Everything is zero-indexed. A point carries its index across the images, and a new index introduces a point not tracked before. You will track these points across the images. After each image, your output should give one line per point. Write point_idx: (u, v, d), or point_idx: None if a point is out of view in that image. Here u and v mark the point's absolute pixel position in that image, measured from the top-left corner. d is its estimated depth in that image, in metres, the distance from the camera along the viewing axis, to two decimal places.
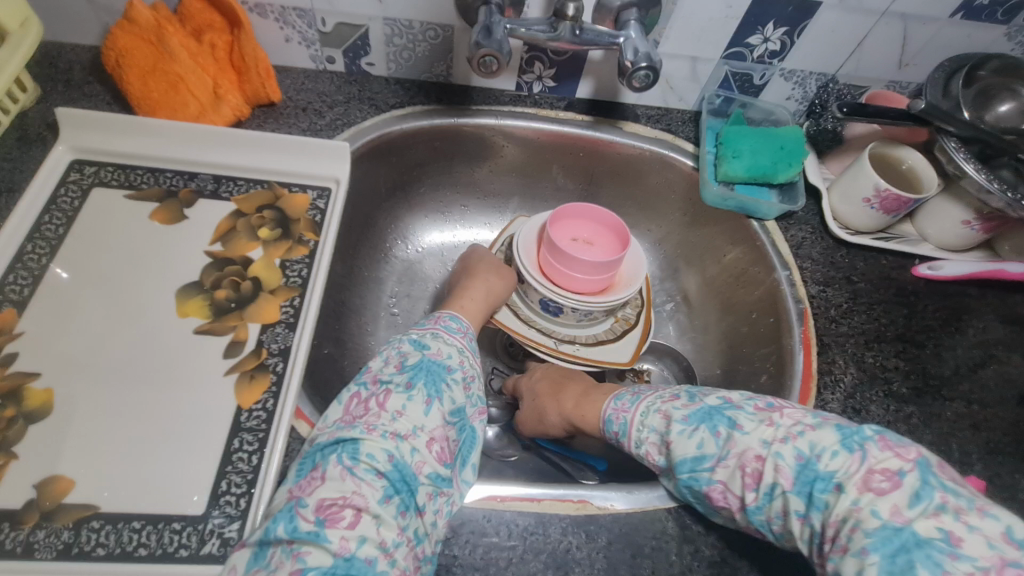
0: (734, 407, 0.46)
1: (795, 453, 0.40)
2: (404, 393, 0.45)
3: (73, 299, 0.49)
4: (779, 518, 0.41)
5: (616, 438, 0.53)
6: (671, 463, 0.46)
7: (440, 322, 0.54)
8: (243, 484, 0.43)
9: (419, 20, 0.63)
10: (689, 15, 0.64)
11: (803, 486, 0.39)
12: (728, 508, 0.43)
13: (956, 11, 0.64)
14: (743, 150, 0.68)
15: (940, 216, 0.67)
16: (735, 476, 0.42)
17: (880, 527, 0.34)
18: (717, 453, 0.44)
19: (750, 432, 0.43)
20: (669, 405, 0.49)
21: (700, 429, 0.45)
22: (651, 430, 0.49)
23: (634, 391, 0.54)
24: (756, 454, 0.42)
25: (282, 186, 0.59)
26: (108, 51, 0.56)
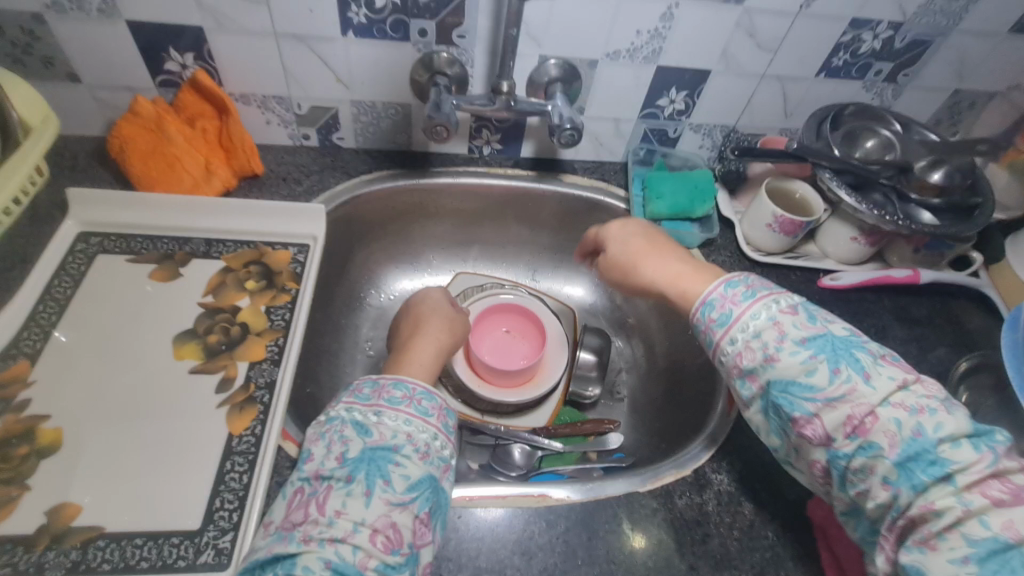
0: (862, 354, 0.46)
1: (912, 427, 0.42)
2: (343, 489, 0.44)
3: (78, 351, 0.56)
4: (863, 472, 0.44)
5: (710, 322, 0.51)
6: (770, 375, 0.47)
7: (383, 394, 0.51)
8: (235, 500, 0.48)
9: (381, 100, 0.75)
10: (605, 85, 0.77)
11: (907, 458, 0.42)
12: (812, 439, 0.46)
13: (819, 71, 0.79)
14: (665, 192, 0.80)
15: (833, 235, 0.78)
16: (841, 419, 0.44)
17: (985, 540, 0.38)
18: (829, 389, 0.45)
19: (874, 387, 0.44)
20: (788, 317, 0.48)
21: (820, 359, 0.46)
22: (756, 335, 0.49)
23: (746, 283, 0.52)
24: (871, 410, 0.43)
25: (266, 245, 0.67)
26: (114, 139, 0.66)
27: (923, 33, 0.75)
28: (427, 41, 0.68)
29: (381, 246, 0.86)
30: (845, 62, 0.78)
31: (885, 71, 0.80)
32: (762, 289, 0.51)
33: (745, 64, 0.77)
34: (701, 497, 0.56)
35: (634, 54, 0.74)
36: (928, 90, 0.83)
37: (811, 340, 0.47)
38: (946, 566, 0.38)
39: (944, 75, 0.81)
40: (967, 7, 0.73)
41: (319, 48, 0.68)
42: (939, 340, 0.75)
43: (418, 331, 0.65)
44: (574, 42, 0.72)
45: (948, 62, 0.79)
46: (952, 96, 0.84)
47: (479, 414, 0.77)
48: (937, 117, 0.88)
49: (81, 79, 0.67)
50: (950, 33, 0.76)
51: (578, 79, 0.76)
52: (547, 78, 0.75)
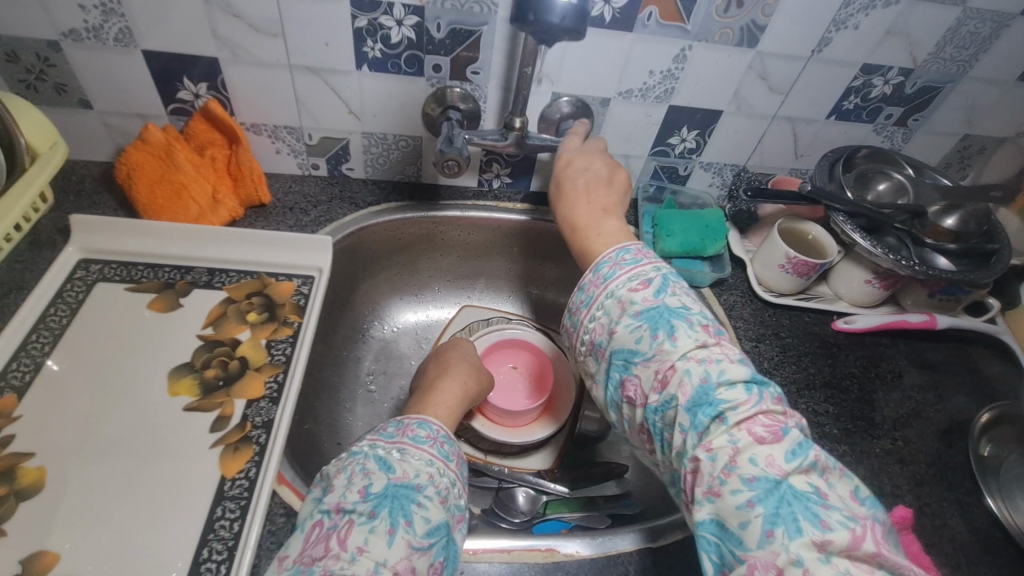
0: (680, 321, 0.49)
1: (701, 378, 0.45)
2: (365, 524, 0.41)
3: (67, 386, 0.53)
4: (670, 426, 0.46)
5: (579, 303, 0.55)
6: (609, 347, 0.51)
7: (407, 433, 0.50)
8: (224, 551, 0.45)
9: (392, 133, 0.74)
10: (617, 122, 0.77)
11: (694, 405, 0.44)
12: (634, 398, 0.49)
13: (830, 114, 0.79)
14: (675, 229, 0.79)
15: (847, 278, 0.77)
16: (651, 375, 0.47)
17: (757, 477, 0.39)
18: (647, 351, 0.48)
19: (679, 345, 0.47)
20: (632, 294, 0.51)
21: (643, 327, 0.49)
22: (606, 312, 0.52)
23: (614, 261, 0.55)
24: (672, 365, 0.46)
25: (270, 276, 0.66)
26: (121, 165, 0.65)
27: (934, 79, 0.76)
28: (441, 76, 0.68)
29: (387, 278, 0.85)
30: (856, 106, 0.78)
31: (895, 115, 0.80)
32: (637, 263, 0.54)
33: (756, 105, 0.77)
34: None
35: (646, 92, 0.74)
36: (938, 134, 0.83)
37: (644, 313, 0.50)
38: (734, 512, 0.39)
39: (954, 120, 0.81)
40: (976, 55, 0.73)
41: (332, 81, 0.68)
42: (957, 388, 0.72)
43: (443, 375, 0.64)
44: (587, 80, 0.72)
45: (958, 108, 0.80)
46: (961, 141, 0.84)
47: (483, 455, 0.75)
48: (947, 161, 0.88)
49: (92, 105, 0.67)
50: (959, 79, 0.76)
51: (589, 115, 0.76)
52: (559, 114, 0.75)
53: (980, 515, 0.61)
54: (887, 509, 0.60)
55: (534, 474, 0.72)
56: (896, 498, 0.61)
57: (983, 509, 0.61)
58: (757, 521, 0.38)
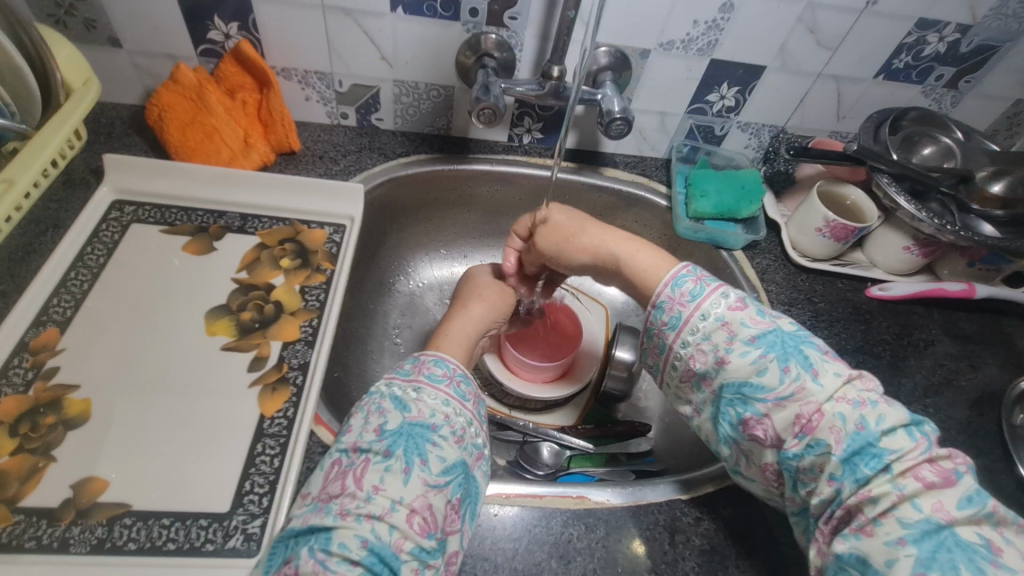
0: (810, 351, 0.47)
1: (857, 421, 0.43)
2: (382, 463, 0.43)
3: (108, 323, 0.54)
4: (811, 470, 0.44)
5: (662, 326, 0.53)
6: (722, 377, 0.49)
7: (424, 369, 0.50)
8: (265, 484, 0.46)
9: (423, 82, 0.73)
10: (656, 76, 0.75)
11: (852, 453, 0.42)
12: (762, 440, 0.47)
13: (879, 73, 0.76)
14: (709, 190, 0.77)
15: (885, 244, 0.75)
16: (790, 418, 0.45)
17: (918, 521, 0.38)
18: (780, 387, 0.46)
19: (822, 384, 0.45)
20: (737, 315, 0.50)
21: (769, 358, 0.47)
22: (705, 337, 0.50)
23: (695, 275, 0.53)
24: (816, 408, 0.44)
25: (302, 223, 0.65)
26: (153, 106, 0.64)
27: (992, 38, 0.72)
28: (477, 21, 0.66)
29: (414, 233, 0.84)
30: (906, 65, 0.75)
31: (946, 77, 0.77)
32: (719, 280, 0.53)
33: (802, 61, 0.74)
34: (747, 509, 0.53)
35: (688, 44, 0.71)
36: (989, 99, 0.80)
37: (761, 339, 0.48)
38: (882, 549, 0.38)
39: (1008, 84, 0.78)
40: None
41: (365, 24, 0.66)
42: (991, 358, 0.71)
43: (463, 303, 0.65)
44: (628, 29, 0.69)
45: (1013, 70, 0.76)
46: (1013, 106, 0.81)
47: (507, 409, 0.76)
48: (995, 128, 0.84)
49: (122, 44, 0.66)
50: (1019, 38, 0.72)
51: (628, 68, 0.73)
52: (597, 65, 0.72)
53: (1009, 482, 0.61)
54: None
55: (558, 429, 0.72)
56: None
57: (1013, 477, 0.61)
58: (908, 561, 0.37)
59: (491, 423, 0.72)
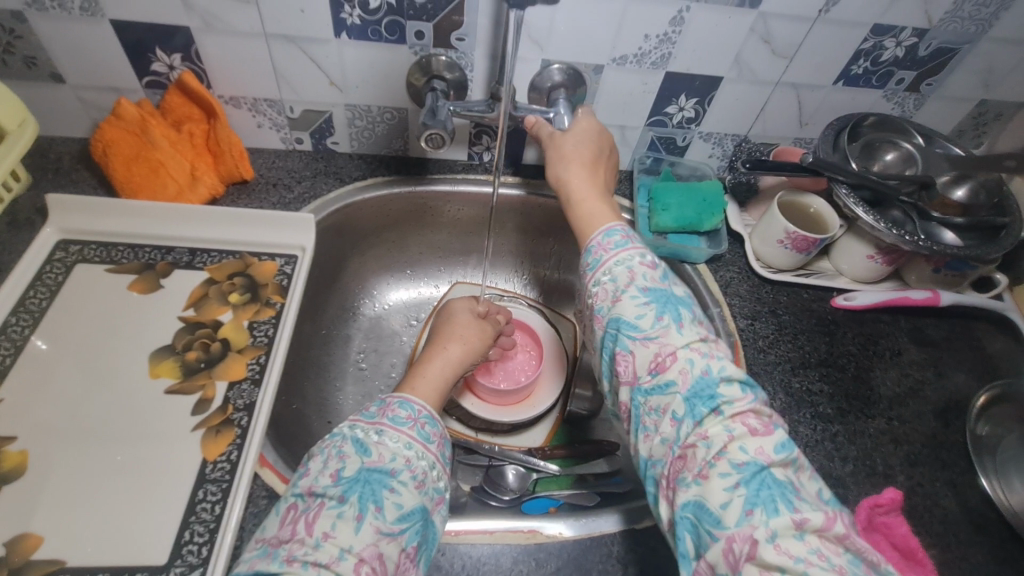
0: (686, 311, 0.50)
1: (702, 368, 0.46)
2: (335, 509, 0.42)
3: (49, 368, 0.53)
4: (656, 412, 0.46)
5: (585, 267, 0.55)
6: (611, 313, 0.50)
7: (388, 411, 0.49)
8: (206, 533, 0.46)
9: (376, 105, 0.72)
10: (612, 91, 0.74)
11: (693, 394, 0.45)
12: (624, 376, 0.48)
13: (838, 79, 0.75)
14: (671, 204, 0.76)
15: (850, 253, 0.74)
16: (650, 356, 0.47)
17: (746, 462, 0.41)
18: (649, 330, 0.48)
19: (684, 335, 0.48)
20: (643, 269, 0.52)
21: (650, 305, 0.49)
22: (612, 279, 0.52)
23: (625, 233, 0.55)
24: (672, 352, 0.47)
25: (253, 255, 0.65)
26: (96, 142, 0.63)
27: (950, 40, 0.71)
28: (424, 43, 0.65)
29: (377, 255, 0.83)
30: (865, 70, 0.74)
31: (907, 80, 0.75)
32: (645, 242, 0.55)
33: (759, 70, 0.73)
34: None
35: (641, 59, 0.70)
36: (952, 100, 0.79)
37: (652, 292, 0.50)
38: (719, 492, 0.40)
39: (970, 85, 0.77)
40: (997, 14, 0.68)
41: (310, 50, 0.65)
42: (957, 366, 0.71)
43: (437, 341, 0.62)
44: (579, 45, 0.68)
45: (975, 71, 0.75)
46: (977, 107, 0.80)
47: (473, 432, 0.75)
48: (961, 129, 0.83)
49: (65, 79, 0.65)
50: (978, 40, 0.71)
51: (582, 84, 0.72)
52: (550, 83, 0.72)
53: (972, 496, 0.60)
54: (876, 489, 0.59)
55: (525, 451, 0.71)
56: (889, 478, 0.60)
57: (978, 490, 0.60)
58: (738, 501, 0.39)
59: (456, 448, 0.72)
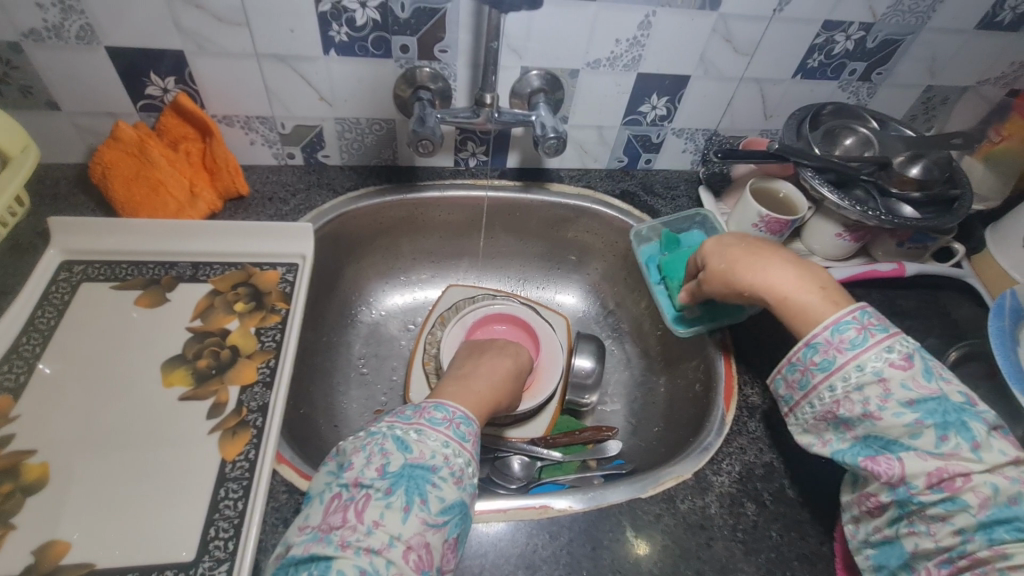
0: (974, 424, 0.45)
1: (1010, 494, 0.42)
2: (382, 500, 0.43)
3: (63, 384, 0.54)
4: (932, 517, 0.44)
5: (810, 365, 0.52)
6: (868, 426, 0.48)
7: (425, 414, 0.50)
8: (230, 529, 0.47)
9: (365, 117, 0.75)
10: (588, 93, 0.78)
11: (992, 517, 0.42)
12: (881, 476, 0.46)
13: (796, 72, 0.80)
14: (686, 276, 0.73)
15: (820, 232, 0.79)
16: (924, 464, 0.45)
17: None
18: (927, 448, 0.45)
19: (977, 453, 0.43)
20: (898, 376, 0.47)
21: (922, 421, 0.45)
22: (858, 389, 0.49)
23: (861, 324, 0.50)
24: (959, 468, 0.43)
25: (254, 266, 0.67)
26: (95, 165, 0.65)
27: (894, 32, 0.77)
28: (409, 56, 0.69)
29: (372, 262, 0.86)
30: (820, 63, 0.79)
31: (859, 71, 0.81)
32: (888, 333, 0.50)
33: (723, 68, 0.78)
34: (703, 501, 0.56)
35: (614, 62, 0.75)
36: (902, 87, 0.85)
37: (920, 404, 0.46)
38: None
39: (916, 72, 0.83)
40: (934, 6, 0.75)
41: (301, 68, 0.68)
42: (927, 331, 0.75)
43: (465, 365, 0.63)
44: (555, 52, 0.73)
45: (919, 59, 0.81)
46: (925, 93, 0.86)
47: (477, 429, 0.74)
48: (912, 113, 0.90)
49: (60, 106, 0.67)
50: (920, 31, 0.77)
51: (559, 88, 0.77)
52: (530, 88, 0.76)
53: None
54: None
55: (527, 441, 0.74)
56: None
57: None
58: None
59: None
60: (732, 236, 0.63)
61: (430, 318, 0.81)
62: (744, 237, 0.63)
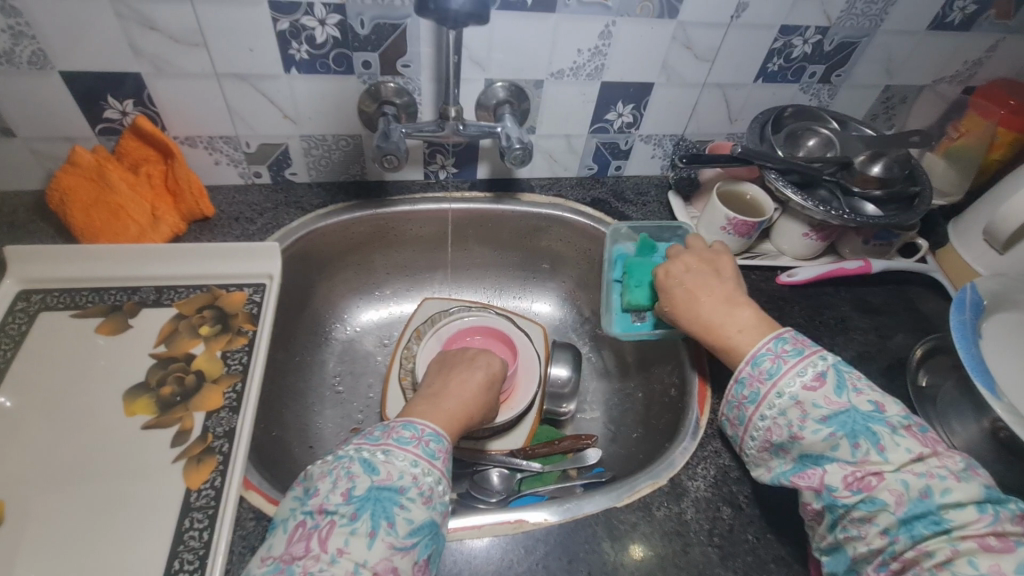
0: (881, 428, 0.47)
1: (919, 489, 0.44)
2: (347, 526, 0.43)
3: (20, 418, 0.53)
4: (859, 522, 0.45)
5: (741, 398, 0.54)
6: (797, 448, 0.50)
7: (393, 434, 0.49)
8: (195, 560, 0.46)
9: (331, 134, 0.74)
10: (554, 103, 0.79)
11: (909, 515, 0.43)
12: (811, 488, 0.48)
13: (757, 77, 0.81)
14: (646, 281, 0.72)
15: (787, 233, 0.80)
16: (845, 475, 0.47)
17: None
18: (849, 459, 0.47)
19: (889, 455, 0.46)
20: (810, 394, 0.50)
21: (838, 434, 0.47)
22: (780, 412, 0.51)
23: (774, 352, 0.53)
24: (875, 471, 0.45)
25: (220, 288, 0.66)
26: (53, 192, 0.64)
27: (850, 35, 0.79)
28: (372, 72, 0.68)
29: (345, 278, 0.85)
30: (780, 67, 0.81)
31: (819, 73, 0.83)
32: (801, 353, 0.52)
33: (686, 74, 0.79)
34: (678, 507, 0.56)
35: (577, 71, 0.75)
36: (861, 88, 0.87)
37: (832, 418, 0.48)
38: None
39: (874, 73, 0.85)
40: (886, 9, 0.77)
41: (262, 86, 0.67)
42: (896, 326, 0.77)
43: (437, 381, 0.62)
44: (519, 64, 0.73)
45: (876, 60, 0.83)
46: (883, 93, 0.88)
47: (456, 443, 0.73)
48: (873, 113, 0.91)
49: (15, 132, 0.65)
50: (874, 33, 0.79)
51: (525, 99, 0.77)
52: (496, 100, 0.76)
53: None
54: None
55: (505, 452, 0.73)
56: None
57: None
58: None
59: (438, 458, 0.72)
60: (678, 266, 0.64)
61: (406, 332, 0.80)
62: (694, 262, 0.65)
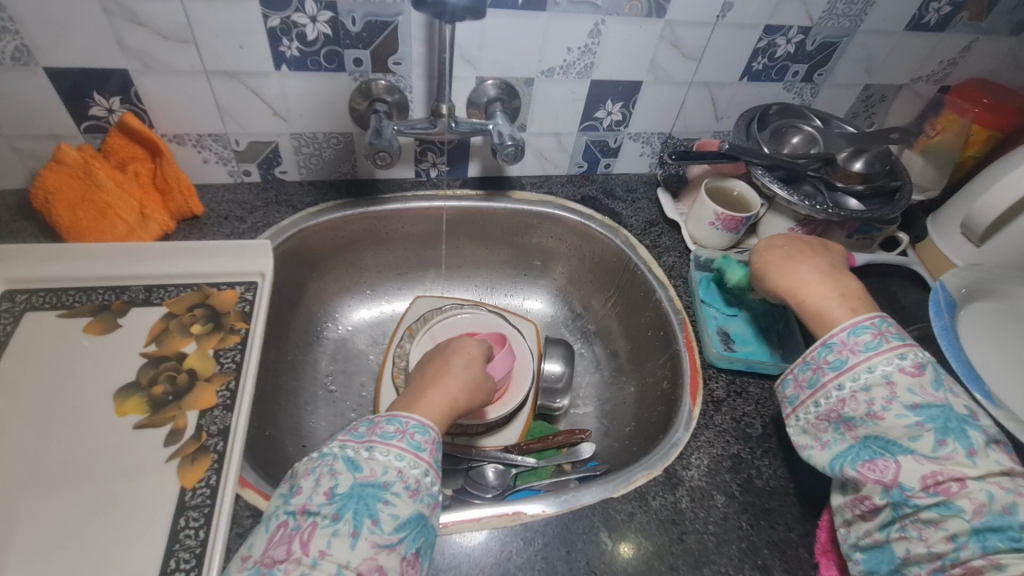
0: (975, 433, 0.46)
1: (1005, 504, 0.43)
2: (329, 527, 0.43)
3: (6, 421, 0.52)
4: (924, 524, 0.44)
5: (822, 364, 0.54)
6: (869, 426, 0.49)
7: (377, 429, 0.50)
8: (192, 559, 0.46)
9: (322, 132, 0.74)
10: (544, 101, 0.79)
11: (986, 526, 0.42)
12: (880, 479, 0.47)
13: (742, 75, 0.83)
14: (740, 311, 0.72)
15: (774, 228, 0.82)
16: (922, 470, 0.46)
17: None
18: (929, 453, 0.46)
19: (976, 461, 0.45)
20: (906, 379, 0.49)
21: (926, 426, 0.47)
22: (865, 388, 0.50)
23: (878, 330, 0.52)
24: (955, 475, 0.44)
25: (211, 286, 0.65)
26: (37, 190, 0.62)
27: (831, 35, 0.81)
28: (363, 69, 0.69)
29: (336, 277, 0.84)
30: (764, 66, 0.83)
31: (802, 72, 0.85)
32: (904, 340, 0.52)
33: (673, 72, 0.80)
34: (674, 495, 0.57)
35: (567, 70, 0.76)
36: (842, 86, 0.89)
37: (924, 409, 0.48)
38: None
39: (855, 72, 0.87)
40: (865, 10, 0.79)
41: (252, 83, 0.67)
42: None
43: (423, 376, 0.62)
44: (509, 63, 0.74)
45: (857, 60, 0.85)
46: (863, 91, 0.91)
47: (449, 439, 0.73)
48: (854, 111, 0.94)
49: None
50: (854, 33, 0.82)
51: (515, 97, 0.78)
52: (486, 98, 0.77)
53: None
54: None
55: (501, 448, 0.73)
56: None
57: None
58: None
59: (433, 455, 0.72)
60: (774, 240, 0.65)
61: (398, 331, 0.80)
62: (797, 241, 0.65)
